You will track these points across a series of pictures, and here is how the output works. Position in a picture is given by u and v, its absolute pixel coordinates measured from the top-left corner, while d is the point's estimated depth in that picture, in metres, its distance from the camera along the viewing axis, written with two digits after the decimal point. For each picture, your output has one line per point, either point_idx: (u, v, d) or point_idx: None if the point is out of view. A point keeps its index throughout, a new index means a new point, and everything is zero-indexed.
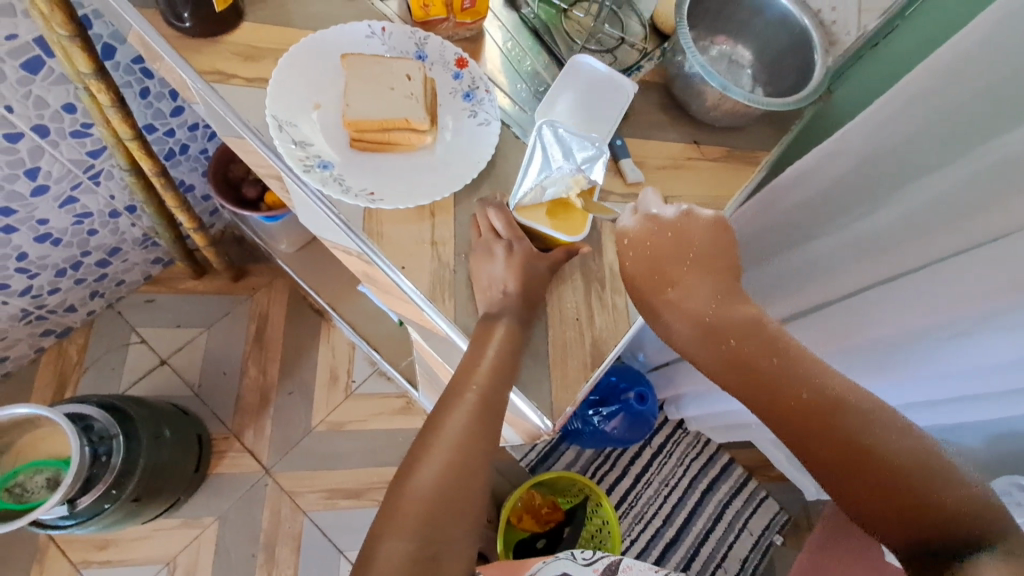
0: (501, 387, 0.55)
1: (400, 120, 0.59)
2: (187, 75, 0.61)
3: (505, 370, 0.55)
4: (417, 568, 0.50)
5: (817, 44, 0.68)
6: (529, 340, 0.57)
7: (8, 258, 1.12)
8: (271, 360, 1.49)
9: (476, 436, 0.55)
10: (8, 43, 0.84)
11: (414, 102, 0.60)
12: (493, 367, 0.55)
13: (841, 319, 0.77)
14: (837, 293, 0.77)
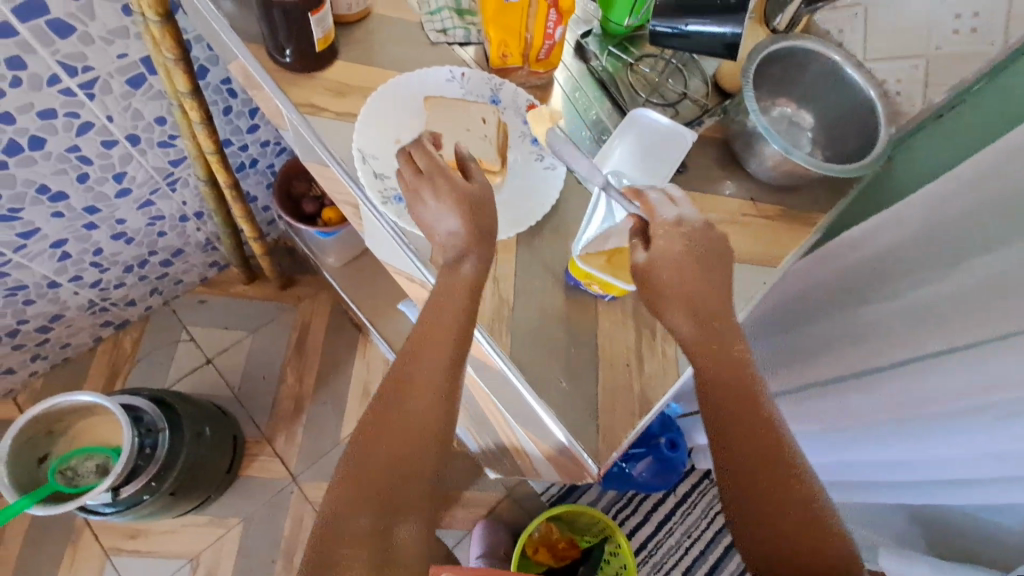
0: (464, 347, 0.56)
1: (473, 160, 0.64)
2: (284, 106, 0.67)
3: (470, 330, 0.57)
4: (386, 489, 0.52)
5: (880, 116, 0.68)
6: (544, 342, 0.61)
7: (86, 252, 1.20)
8: (308, 369, 1.53)
9: (434, 388, 0.56)
10: (119, 61, 0.91)
11: (488, 144, 0.65)
12: (460, 329, 0.56)
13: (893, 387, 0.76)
14: (887, 359, 0.76)
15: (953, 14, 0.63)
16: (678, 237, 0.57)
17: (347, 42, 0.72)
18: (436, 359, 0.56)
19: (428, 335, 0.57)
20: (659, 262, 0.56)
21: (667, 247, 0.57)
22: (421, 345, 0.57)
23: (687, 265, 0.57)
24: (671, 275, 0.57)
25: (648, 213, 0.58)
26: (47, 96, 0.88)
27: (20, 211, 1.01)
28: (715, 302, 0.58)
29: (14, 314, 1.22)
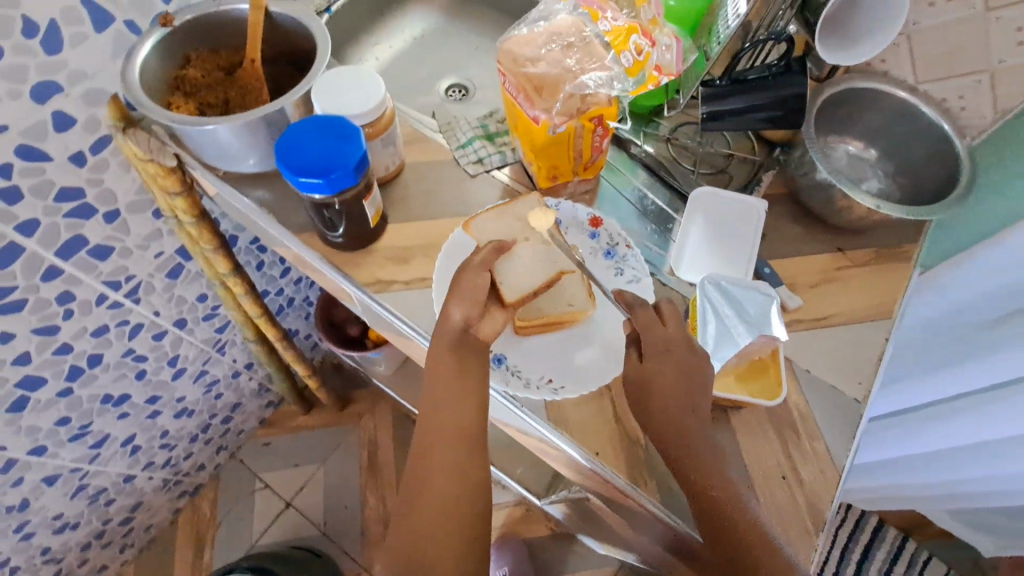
0: (480, 419, 0.53)
1: (566, 307, 0.60)
2: (352, 289, 0.65)
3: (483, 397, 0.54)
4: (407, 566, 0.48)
5: (961, 153, 0.66)
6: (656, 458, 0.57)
7: (153, 438, 1.19)
8: (388, 485, 1.45)
9: (462, 467, 0.51)
10: (157, 260, 0.91)
11: (574, 285, 0.62)
12: (469, 401, 0.53)
13: None
14: None
15: (1014, 28, 0.63)
16: (679, 342, 0.54)
17: (393, 203, 0.71)
18: (452, 438, 0.52)
19: (435, 418, 0.53)
20: (652, 374, 0.53)
21: (662, 354, 0.54)
22: (432, 432, 0.52)
23: (690, 380, 0.52)
24: (657, 388, 0.52)
25: (645, 323, 0.56)
26: (98, 315, 0.87)
27: (90, 424, 1.01)
28: (693, 415, 0.51)
29: (98, 517, 1.20)
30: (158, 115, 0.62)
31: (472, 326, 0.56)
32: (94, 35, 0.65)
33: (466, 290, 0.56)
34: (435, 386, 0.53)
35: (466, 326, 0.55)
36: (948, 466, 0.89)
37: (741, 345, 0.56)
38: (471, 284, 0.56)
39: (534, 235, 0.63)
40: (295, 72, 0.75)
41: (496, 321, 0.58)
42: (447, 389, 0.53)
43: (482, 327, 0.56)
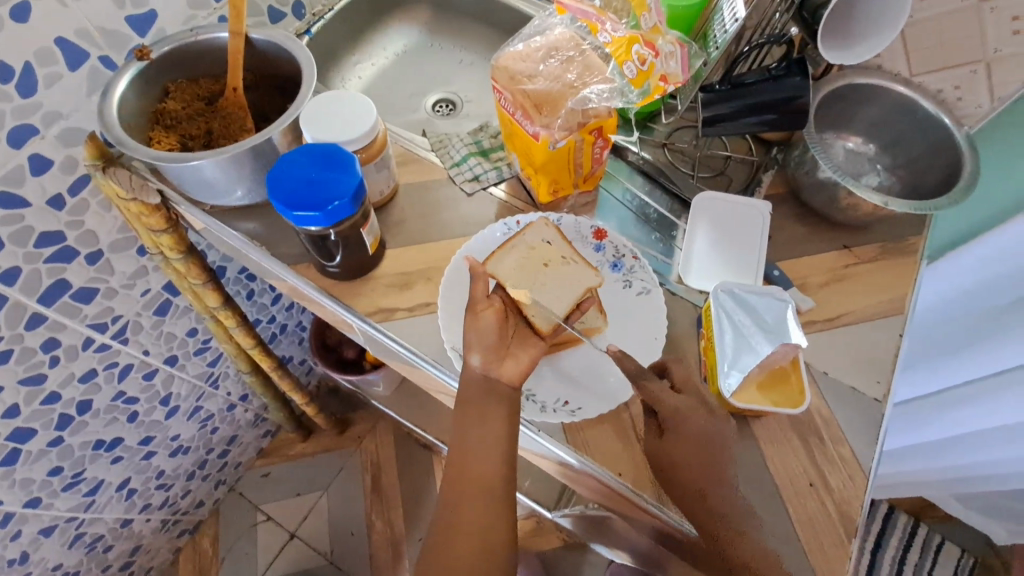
0: (508, 464, 0.54)
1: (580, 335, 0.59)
2: (354, 319, 0.63)
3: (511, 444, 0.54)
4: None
5: (963, 142, 0.65)
6: None
7: (149, 479, 1.14)
8: (394, 509, 1.40)
9: (489, 513, 0.53)
10: (144, 298, 0.87)
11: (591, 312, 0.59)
12: (495, 450, 0.54)
13: None
14: None
15: (1010, 18, 0.62)
16: (691, 412, 0.53)
17: (389, 227, 0.68)
18: (477, 483, 0.53)
19: (462, 463, 0.54)
20: (672, 449, 0.52)
21: (676, 427, 0.52)
22: (460, 477, 0.54)
23: (704, 449, 0.52)
24: (671, 462, 0.52)
25: (656, 394, 0.54)
26: (85, 360, 0.84)
27: (83, 472, 0.97)
28: (709, 482, 0.51)
29: (96, 565, 1.16)
30: (141, 153, 0.59)
31: (491, 371, 0.55)
32: (68, 73, 0.63)
33: (477, 335, 0.55)
34: (465, 433, 0.54)
35: (486, 374, 0.55)
36: (961, 451, 0.89)
37: (761, 352, 0.54)
38: (478, 327, 0.55)
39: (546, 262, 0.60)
40: (280, 98, 0.72)
41: (520, 356, 0.56)
42: (474, 435, 0.54)
43: (501, 370, 0.55)
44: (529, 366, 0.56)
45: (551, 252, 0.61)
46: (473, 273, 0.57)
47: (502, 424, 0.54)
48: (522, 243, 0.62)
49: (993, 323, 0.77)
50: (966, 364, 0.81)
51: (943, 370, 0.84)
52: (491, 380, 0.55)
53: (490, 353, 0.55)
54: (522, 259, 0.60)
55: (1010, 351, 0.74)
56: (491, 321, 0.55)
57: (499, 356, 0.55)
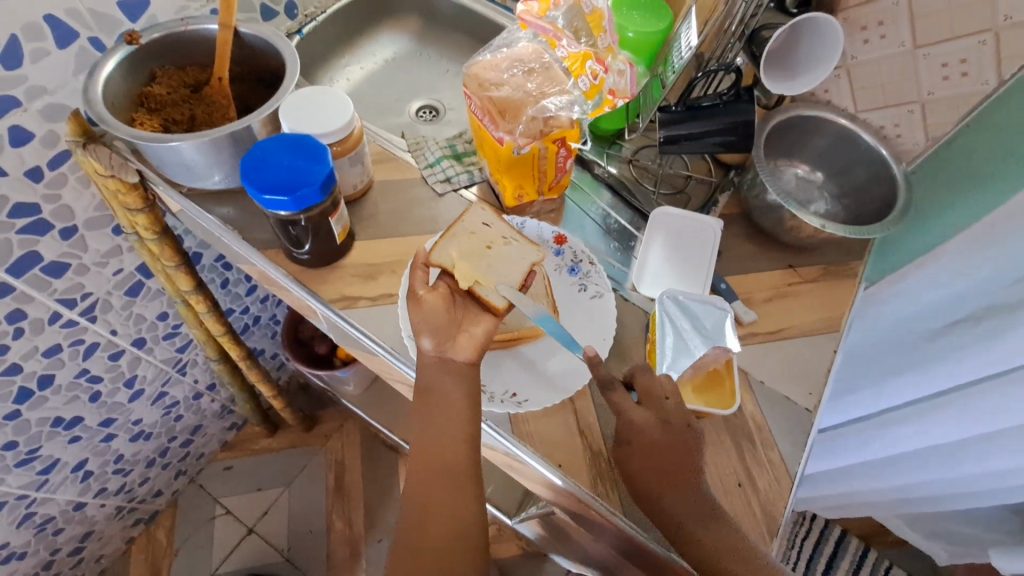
0: (472, 453, 0.54)
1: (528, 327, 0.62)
2: (317, 305, 0.65)
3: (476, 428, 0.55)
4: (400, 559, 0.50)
5: (899, 176, 0.71)
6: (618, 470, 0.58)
7: (107, 463, 1.14)
8: (355, 508, 1.39)
9: (458, 503, 0.51)
10: (116, 277, 0.88)
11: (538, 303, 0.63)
12: (460, 435, 0.54)
13: (992, 403, 0.74)
14: (972, 374, 0.76)
15: (940, 64, 0.69)
16: (647, 424, 0.53)
17: (360, 221, 0.71)
18: (445, 473, 0.53)
19: (428, 455, 0.54)
20: (632, 461, 0.53)
21: (633, 445, 0.53)
22: (427, 469, 0.53)
23: (664, 463, 0.52)
24: (632, 475, 0.53)
25: (619, 406, 0.55)
26: (51, 334, 0.85)
27: (38, 449, 0.97)
28: (672, 496, 0.51)
29: (45, 548, 1.14)
30: (122, 132, 0.61)
31: (445, 351, 0.57)
32: (56, 50, 0.65)
33: (425, 320, 0.57)
34: (429, 421, 0.54)
35: (440, 355, 0.57)
36: (902, 471, 0.92)
37: (696, 355, 0.58)
38: (424, 311, 0.57)
39: (490, 243, 0.62)
40: (263, 91, 0.75)
41: (473, 333, 0.58)
42: (439, 422, 0.54)
43: (455, 349, 0.57)
44: (483, 342, 0.57)
45: (492, 235, 0.63)
46: (413, 264, 0.60)
47: (465, 407, 0.55)
48: (462, 228, 0.63)
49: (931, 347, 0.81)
50: (907, 383, 0.85)
51: (887, 391, 0.88)
52: (445, 360, 0.57)
53: (440, 335, 0.57)
54: (463, 241, 0.62)
55: (943, 373, 0.79)
56: (435, 306, 0.58)
57: (450, 337, 0.57)
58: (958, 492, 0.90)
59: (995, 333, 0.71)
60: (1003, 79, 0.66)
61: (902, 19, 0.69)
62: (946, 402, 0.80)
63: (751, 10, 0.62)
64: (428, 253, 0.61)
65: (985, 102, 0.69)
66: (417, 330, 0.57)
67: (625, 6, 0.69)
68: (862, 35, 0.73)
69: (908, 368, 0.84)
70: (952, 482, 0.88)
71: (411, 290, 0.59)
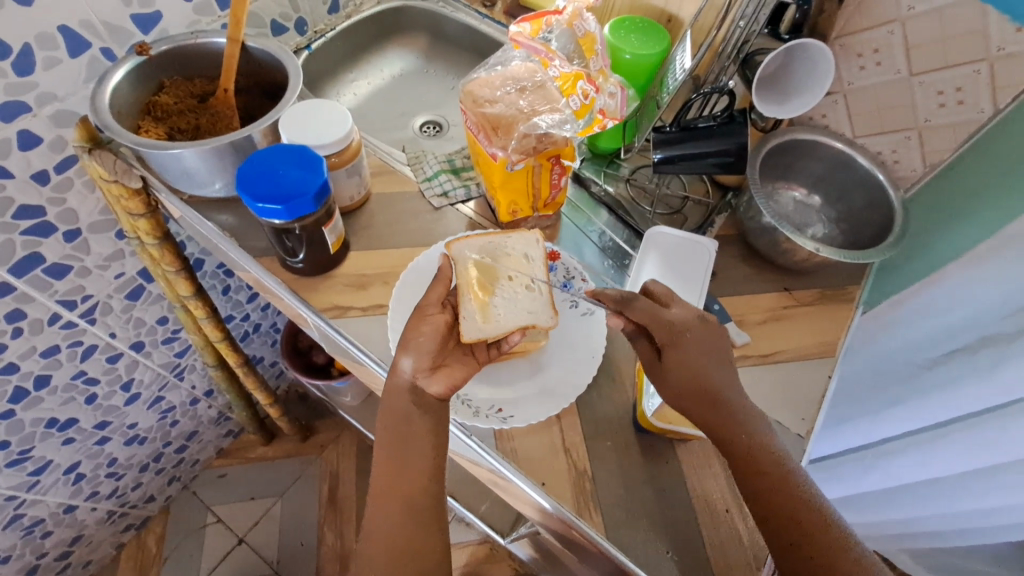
0: (437, 485, 0.53)
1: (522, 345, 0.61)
2: (309, 314, 0.65)
3: (440, 460, 0.54)
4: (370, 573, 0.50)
5: (896, 202, 0.70)
6: (601, 490, 0.57)
7: (100, 465, 1.14)
8: (347, 522, 1.36)
9: (416, 541, 0.50)
10: (117, 281, 0.90)
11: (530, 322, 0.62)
12: (422, 466, 0.53)
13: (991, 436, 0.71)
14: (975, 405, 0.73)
15: (936, 92, 0.70)
16: (683, 319, 0.56)
17: (356, 231, 0.72)
18: (404, 506, 0.51)
19: (390, 485, 0.53)
20: (674, 362, 0.54)
21: (674, 341, 0.55)
22: (388, 497, 0.52)
23: (700, 369, 0.53)
24: (677, 378, 0.53)
25: (651, 312, 0.56)
26: (49, 335, 0.86)
27: (30, 450, 0.97)
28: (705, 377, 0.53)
29: (32, 551, 1.14)
30: (125, 139, 0.62)
31: (420, 380, 0.55)
32: (68, 59, 0.67)
33: (418, 339, 0.56)
34: (396, 448, 0.53)
35: (413, 382, 0.55)
36: (902, 505, 0.89)
37: None
38: (420, 331, 0.56)
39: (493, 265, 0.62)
40: (268, 102, 0.77)
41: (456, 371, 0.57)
42: (403, 452, 0.53)
43: (430, 382, 0.55)
44: (455, 385, 0.56)
45: (523, 270, 0.63)
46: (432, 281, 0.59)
47: (430, 439, 0.54)
48: (499, 244, 0.65)
49: None
50: (904, 412, 0.82)
51: None
52: (417, 390, 0.55)
53: (425, 361, 0.55)
54: (485, 263, 0.62)
55: (942, 402, 0.76)
56: (437, 327, 0.56)
57: (428, 367, 0.56)
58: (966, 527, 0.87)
59: None
60: (997, 108, 0.67)
61: (898, 46, 0.69)
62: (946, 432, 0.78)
63: (745, 36, 0.62)
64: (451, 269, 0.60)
65: (982, 129, 0.69)
66: (405, 348, 0.56)
67: (623, 29, 0.71)
68: (859, 62, 0.73)
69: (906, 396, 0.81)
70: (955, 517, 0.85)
71: (423, 306, 0.58)
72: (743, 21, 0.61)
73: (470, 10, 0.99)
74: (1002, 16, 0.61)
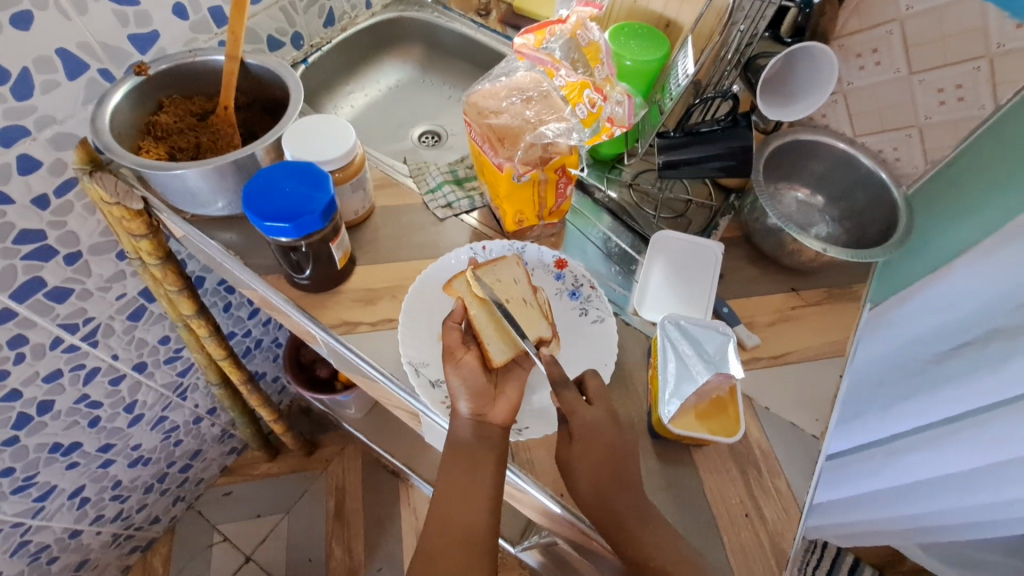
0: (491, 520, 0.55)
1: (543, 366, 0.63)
2: (318, 331, 0.65)
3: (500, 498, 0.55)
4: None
5: (900, 200, 0.71)
6: None
7: (105, 489, 1.12)
8: (355, 536, 1.35)
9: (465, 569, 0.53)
10: (118, 301, 0.89)
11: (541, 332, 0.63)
12: (482, 502, 0.55)
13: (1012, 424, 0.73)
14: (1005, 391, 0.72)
15: (936, 90, 0.70)
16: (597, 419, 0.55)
17: (362, 245, 0.72)
18: (463, 535, 0.54)
19: (447, 514, 0.55)
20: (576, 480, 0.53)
21: (586, 438, 0.54)
22: (446, 526, 0.55)
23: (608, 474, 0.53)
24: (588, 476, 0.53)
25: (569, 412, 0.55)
26: (51, 359, 0.85)
27: (35, 476, 0.96)
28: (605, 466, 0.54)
29: None
30: (127, 161, 0.62)
31: (484, 415, 0.56)
32: (66, 82, 0.67)
33: (462, 382, 0.57)
34: (456, 476, 0.55)
35: (478, 418, 0.56)
36: (916, 499, 0.91)
37: (699, 382, 0.57)
38: (460, 373, 0.57)
39: (485, 288, 0.62)
40: (268, 118, 0.77)
41: (511, 395, 0.58)
42: (465, 483, 0.55)
43: (493, 412, 0.57)
44: (518, 405, 0.58)
45: (514, 291, 0.62)
46: (446, 324, 0.61)
47: (492, 475, 0.55)
48: (491, 273, 0.63)
49: (941, 368, 0.80)
50: (913, 409, 0.84)
51: (896, 415, 0.87)
52: (484, 423, 0.56)
53: (481, 397, 0.57)
54: (485, 295, 0.61)
55: (951, 398, 0.79)
56: (472, 365, 0.58)
57: (488, 401, 0.57)
58: (980, 519, 0.87)
59: (1005, 353, 0.71)
60: (998, 104, 0.68)
61: (897, 46, 0.70)
62: (959, 426, 0.79)
63: (747, 40, 0.64)
64: (461, 311, 0.61)
65: (982, 126, 0.70)
66: (456, 395, 0.57)
67: (623, 36, 0.71)
68: (858, 62, 0.74)
69: (918, 391, 0.83)
70: (965, 510, 0.86)
71: (447, 351, 0.59)
72: (743, 25, 0.63)
73: (465, 20, 1.00)
74: (1000, 13, 0.62)
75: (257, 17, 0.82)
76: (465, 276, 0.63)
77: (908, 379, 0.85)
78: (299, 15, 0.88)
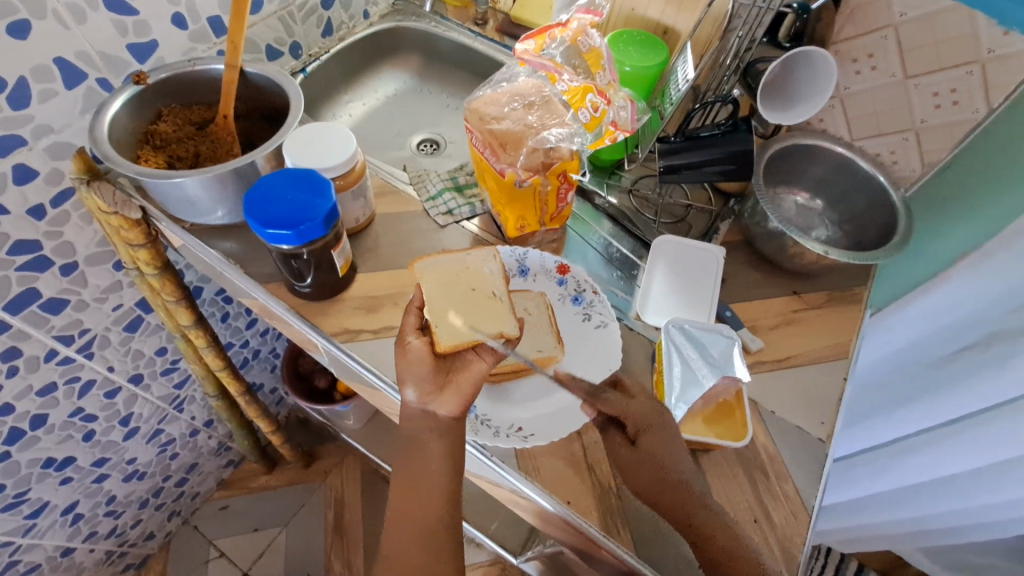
0: (451, 509, 0.54)
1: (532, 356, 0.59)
2: (319, 339, 0.64)
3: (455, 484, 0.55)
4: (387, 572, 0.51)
5: (897, 205, 0.71)
6: (622, 503, 0.56)
7: (99, 504, 1.10)
8: (354, 549, 1.33)
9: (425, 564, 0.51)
10: (114, 313, 0.87)
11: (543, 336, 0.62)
12: (435, 491, 0.54)
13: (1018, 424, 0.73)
14: (1011, 391, 0.73)
15: (931, 93, 0.71)
16: (642, 407, 0.54)
17: (363, 253, 0.72)
18: (417, 531, 0.52)
19: (401, 508, 0.54)
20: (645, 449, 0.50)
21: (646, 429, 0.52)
22: (399, 522, 0.53)
23: (668, 469, 0.50)
24: (648, 472, 0.50)
25: None
26: (46, 372, 0.83)
27: (27, 492, 0.94)
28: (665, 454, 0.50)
29: None
30: (125, 169, 0.61)
31: (428, 404, 0.55)
32: (64, 91, 0.66)
33: (410, 368, 0.56)
34: (406, 469, 0.55)
35: (422, 407, 0.56)
36: (920, 503, 0.90)
37: (706, 386, 0.57)
38: (408, 360, 0.56)
39: (450, 267, 0.59)
40: (267, 126, 0.77)
41: (462, 385, 0.55)
42: (416, 477, 0.54)
43: (439, 403, 0.55)
44: (467, 396, 0.55)
45: (484, 281, 0.57)
46: (407, 309, 0.59)
47: (445, 460, 0.54)
48: (460, 259, 0.60)
49: (944, 372, 0.81)
50: (917, 411, 0.84)
51: (902, 418, 0.87)
52: (432, 419, 0.55)
53: (426, 385, 0.55)
54: (449, 280, 0.57)
55: (956, 399, 0.79)
56: (421, 354, 0.56)
57: (436, 388, 0.55)
58: (987, 521, 0.86)
59: (1010, 355, 0.71)
60: (991, 108, 0.69)
61: (891, 51, 0.71)
62: (965, 427, 0.79)
63: (745, 45, 0.65)
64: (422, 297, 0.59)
65: (978, 128, 0.71)
66: (404, 380, 0.56)
67: (622, 42, 0.72)
68: (854, 67, 0.74)
69: (923, 393, 0.83)
70: (972, 512, 0.86)
71: (401, 335, 0.58)
72: (740, 32, 0.64)
73: (463, 29, 1.00)
74: (991, 19, 0.63)
75: (256, 27, 0.83)
76: (432, 258, 0.60)
77: (914, 382, 0.85)
78: (298, 24, 0.88)
